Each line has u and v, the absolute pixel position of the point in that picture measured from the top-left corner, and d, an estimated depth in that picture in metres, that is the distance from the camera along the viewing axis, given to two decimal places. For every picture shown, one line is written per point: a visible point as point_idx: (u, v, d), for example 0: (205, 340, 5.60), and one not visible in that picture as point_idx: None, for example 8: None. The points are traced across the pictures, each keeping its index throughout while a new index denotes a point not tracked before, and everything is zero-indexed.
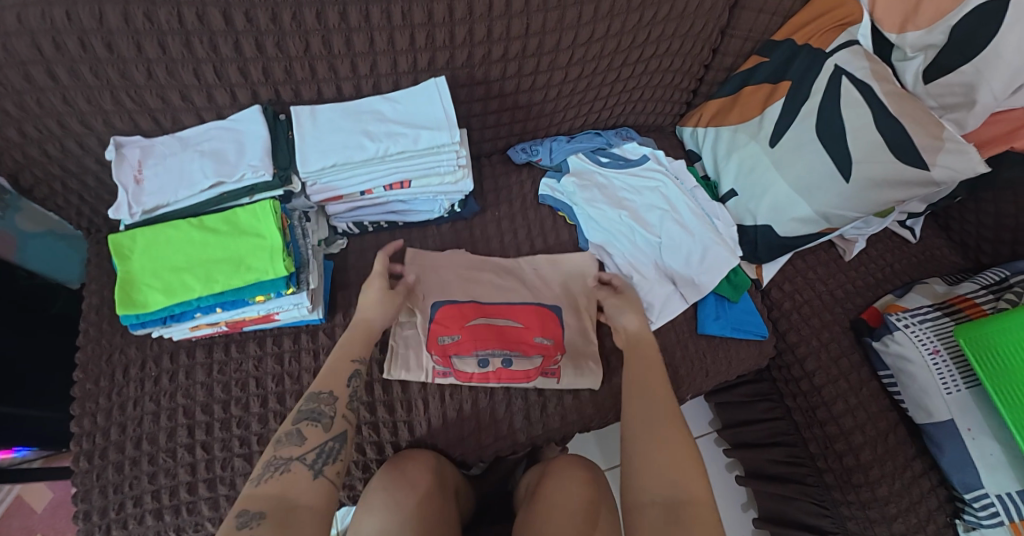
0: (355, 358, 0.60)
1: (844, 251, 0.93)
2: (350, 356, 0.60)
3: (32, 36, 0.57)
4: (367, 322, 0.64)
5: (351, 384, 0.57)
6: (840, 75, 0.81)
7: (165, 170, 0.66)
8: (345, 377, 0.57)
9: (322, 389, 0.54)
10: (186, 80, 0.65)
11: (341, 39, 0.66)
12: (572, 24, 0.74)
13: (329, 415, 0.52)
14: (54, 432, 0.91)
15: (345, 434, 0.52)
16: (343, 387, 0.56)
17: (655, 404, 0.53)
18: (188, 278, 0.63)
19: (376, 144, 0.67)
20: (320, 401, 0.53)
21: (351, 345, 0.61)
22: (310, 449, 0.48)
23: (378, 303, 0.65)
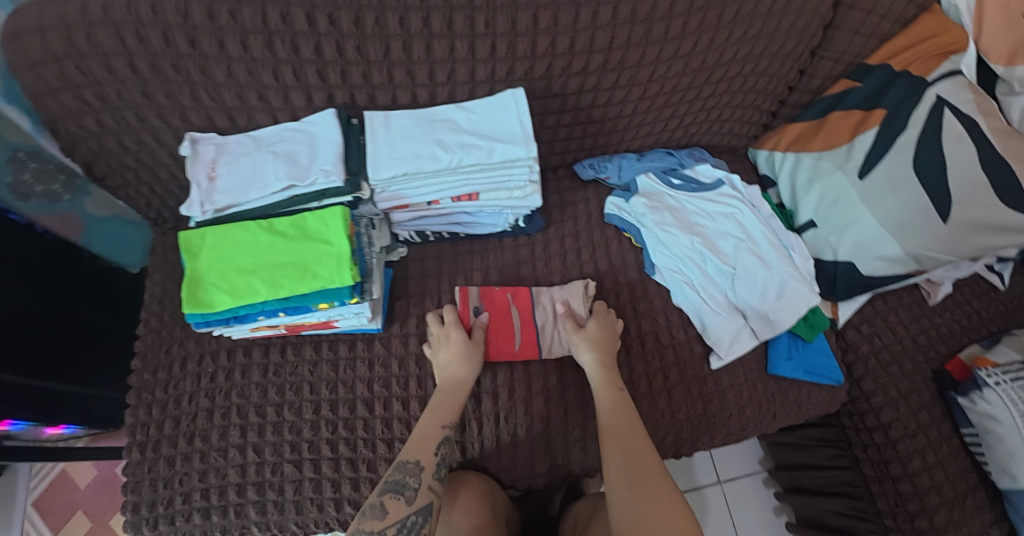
0: (445, 425, 0.62)
1: (929, 294, 0.86)
2: (439, 421, 0.62)
3: (116, 26, 0.59)
4: (455, 377, 0.66)
5: (439, 452, 0.60)
6: (942, 106, 0.75)
7: (238, 169, 0.65)
8: (435, 444, 0.60)
9: (411, 459, 0.58)
10: (265, 80, 0.64)
11: (422, 45, 0.64)
12: (658, 38, 0.71)
13: (413, 487, 0.55)
14: (90, 411, 1.03)
15: (428, 506, 0.55)
16: (430, 457, 0.59)
17: (631, 458, 0.55)
18: (251, 282, 0.62)
19: (448, 154, 0.65)
20: (410, 473, 0.56)
21: (438, 411, 0.63)
22: (390, 524, 0.51)
23: (460, 357, 0.66)
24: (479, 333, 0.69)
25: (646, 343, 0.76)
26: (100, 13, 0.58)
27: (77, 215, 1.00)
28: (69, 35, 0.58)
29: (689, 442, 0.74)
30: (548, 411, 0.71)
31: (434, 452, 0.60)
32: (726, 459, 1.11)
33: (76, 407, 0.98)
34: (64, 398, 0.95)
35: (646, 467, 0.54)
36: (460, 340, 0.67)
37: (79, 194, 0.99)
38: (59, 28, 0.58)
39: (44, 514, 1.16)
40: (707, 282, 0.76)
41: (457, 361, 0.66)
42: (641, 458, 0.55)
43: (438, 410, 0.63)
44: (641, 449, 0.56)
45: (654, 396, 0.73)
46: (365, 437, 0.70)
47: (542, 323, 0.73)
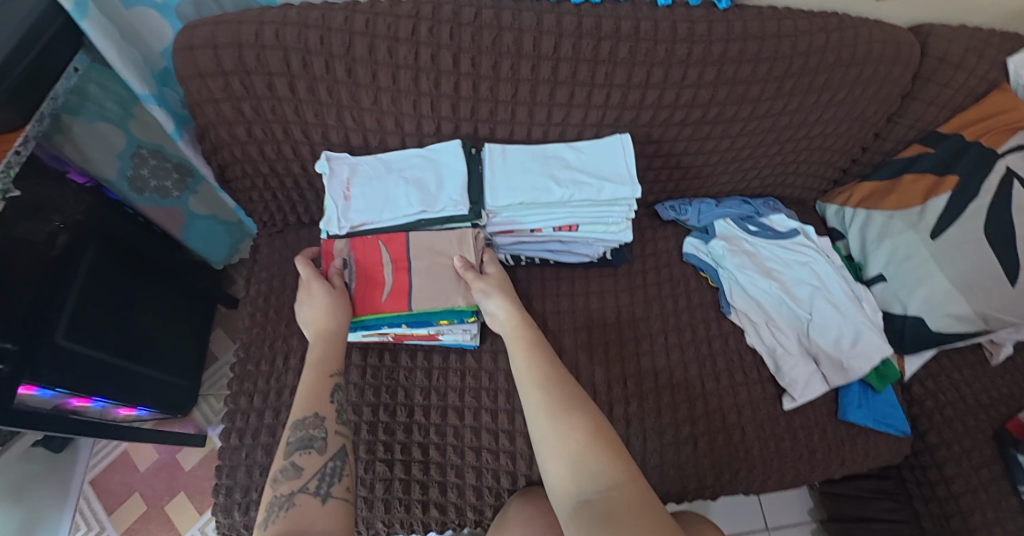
0: (333, 372, 0.60)
1: (991, 354, 0.89)
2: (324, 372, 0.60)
3: (285, 51, 0.66)
4: (322, 329, 0.63)
5: (335, 399, 0.59)
6: (1012, 177, 0.81)
7: (371, 191, 0.71)
8: (327, 394, 0.59)
9: (307, 414, 0.56)
10: (404, 108, 0.72)
11: (546, 90, 0.71)
12: (753, 98, 0.77)
13: (320, 437, 0.55)
14: (162, 395, 1.08)
15: (342, 450, 0.55)
16: (328, 405, 0.58)
17: (539, 397, 0.54)
18: (371, 292, 0.68)
19: (561, 189, 0.71)
20: (310, 427, 0.55)
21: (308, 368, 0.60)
22: (310, 478, 0.51)
23: (326, 307, 0.64)
24: (339, 282, 0.67)
25: (721, 378, 0.79)
26: (274, 39, 0.65)
27: (179, 211, 1.05)
28: (243, 53, 0.66)
29: (760, 479, 0.76)
30: (628, 436, 0.75)
31: (329, 401, 0.59)
32: (774, 503, 1.12)
33: (148, 390, 1.03)
34: (144, 381, 1.00)
35: (576, 414, 0.51)
36: (321, 292, 0.64)
37: (187, 191, 1.04)
38: (234, 48, 0.65)
39: (101, 492, 1.16)
40: (782, 325, 0.81)
41: (320, 310, 0.63)
42: (570, 397, 0.53)
43: (310, 362, 0.61)
44: (562, 388, 0.54)
45: (727, 431, 0.76)
46: (454, 443, 0.74)
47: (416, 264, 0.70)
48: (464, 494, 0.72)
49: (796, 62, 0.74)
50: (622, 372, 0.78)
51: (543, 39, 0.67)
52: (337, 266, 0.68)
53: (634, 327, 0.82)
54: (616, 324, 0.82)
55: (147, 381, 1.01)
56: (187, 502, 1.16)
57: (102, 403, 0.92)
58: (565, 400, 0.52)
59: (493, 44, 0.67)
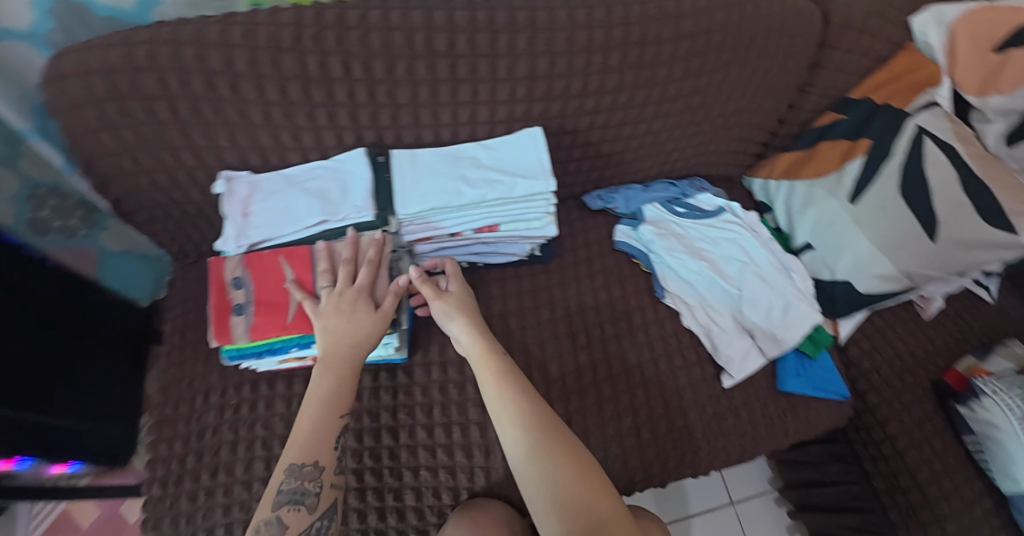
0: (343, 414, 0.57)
1: (923, 309, 0.90)
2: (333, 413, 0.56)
3: (159, 72, 0.61)
4: (352, 358, 0.58)
5: (337, 443, 0.57)
6: (922, 135, 0.82)
7: (271, 206, 0.69)
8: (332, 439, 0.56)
9: (306, 462, 0.53)
10: (299, 121, 0.68)
11: (448, 89, 0.69)
12: (662, 80, 0.76)
13: (313, 491, 0.53)
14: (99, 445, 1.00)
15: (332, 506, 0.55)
16: (330, 451, 0.56)
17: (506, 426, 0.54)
18: (273, 318, 0.63)
19: (473, 190, 0.69)
20: (306, 478, 0.53)
21: (312, 407, 0.56)
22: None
23: (344, 327, 0.58)
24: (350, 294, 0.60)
25: (660, 365, 0.78)
26: (145, 60, 0.60)
27: (91, 249, 1.01)
28: (110, 78, 0.60)
29: (706, 461, 0.76)
30: None
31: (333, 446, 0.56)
32: (736, 478, 1.13)
33: (81, 446, 0.96)
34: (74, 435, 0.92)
35: (549, 443, 0.52)
36: (356, 316, 0.59)
37: (95, 228, 0.99)
38: (99, 72, 0.60)
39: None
40: (718, 306, 0.80)
41: (340, 335, 0.57)
42: (535, 416, 0.54)
43: (317, 397, 0.56)
44: (536, 411, 0.55)
45: (670, 417, 0.76)
46: (391, 465, 0.71)
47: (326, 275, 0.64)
48: (405, 517, 0.69)
49: (700, 40, 0.73)
50: (560, 369, 0.77)
51: (435, 36, 0.64)
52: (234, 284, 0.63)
53: (569, 323, 0.80)
54: (550, 321, 0.80)
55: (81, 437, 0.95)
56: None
57: (28, 463, 0.87)
58: (538, 423, 0.54)
59: (383, 46, 0.64)
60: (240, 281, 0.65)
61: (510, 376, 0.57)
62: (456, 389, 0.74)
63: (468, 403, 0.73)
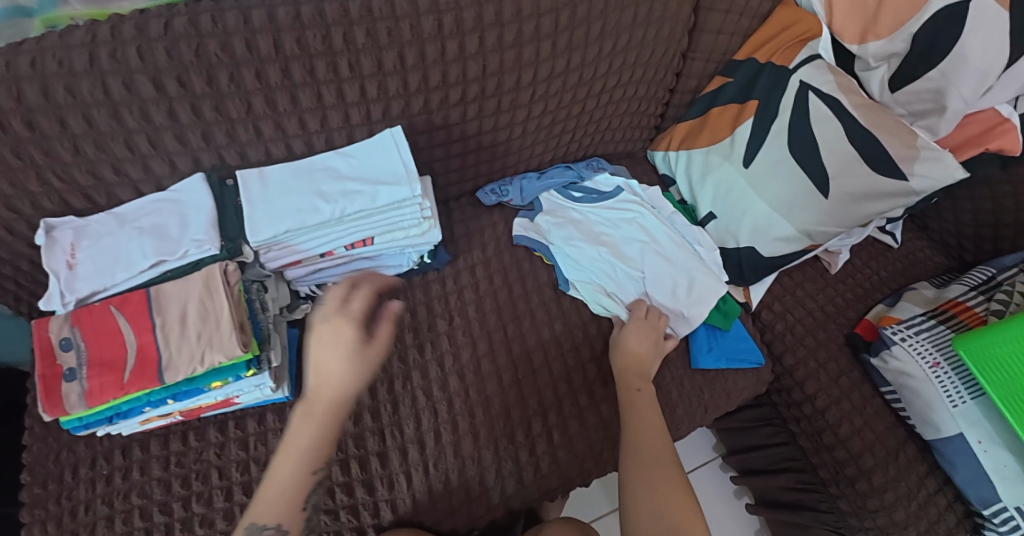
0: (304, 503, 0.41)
1: (830, 264, 0.90)
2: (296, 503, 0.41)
3: None
4: (332, 392, 0.40)
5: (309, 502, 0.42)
6: (806, 91, 0.79)
7: (101, 251, 0.60)
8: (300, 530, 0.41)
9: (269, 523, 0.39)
10: (119, 152, 0.60)
11: (286, 96, 0.62)
12: (531, 60, 0.71)
13: None
14: None
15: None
16: (298, 513, 0.41)
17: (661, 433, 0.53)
18: (109, 379, 0.55)
19: (330, 205, 0.62)
20: None
21: (287, 481, 0.40)
22: None
23: (345, 364, 0.41)
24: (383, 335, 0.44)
25: (568, 361, 0.75)
26: None
27: None
28: None
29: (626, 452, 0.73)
30: (480, 450, 0.69)
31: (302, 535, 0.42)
32: (682, 452, 1.11)
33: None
34: None
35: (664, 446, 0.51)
36: (350, 343, 0.41)
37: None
38: None
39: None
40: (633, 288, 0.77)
41: (337, 363, 0.40)
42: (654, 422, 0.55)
43: (297, 448, 0.40)
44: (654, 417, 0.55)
45: (582, 414, 0.72)
46: None
47: (163, 322, 0.57)
48: None
49: (564, 14, 0.68)
50: (463, 381, 0.72)
51: (257, 39, 0.57)
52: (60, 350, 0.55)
53: (470, 330, 0.75)
54: (449, 331, 0.75)
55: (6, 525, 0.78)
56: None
57: None
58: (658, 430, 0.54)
59: (197, 57, 0.56)
60: (66, 341, 0.56)
61: (632, 377, 0.63)
62: (351, 421, 0.69)
63: (365, 433, 0.68)
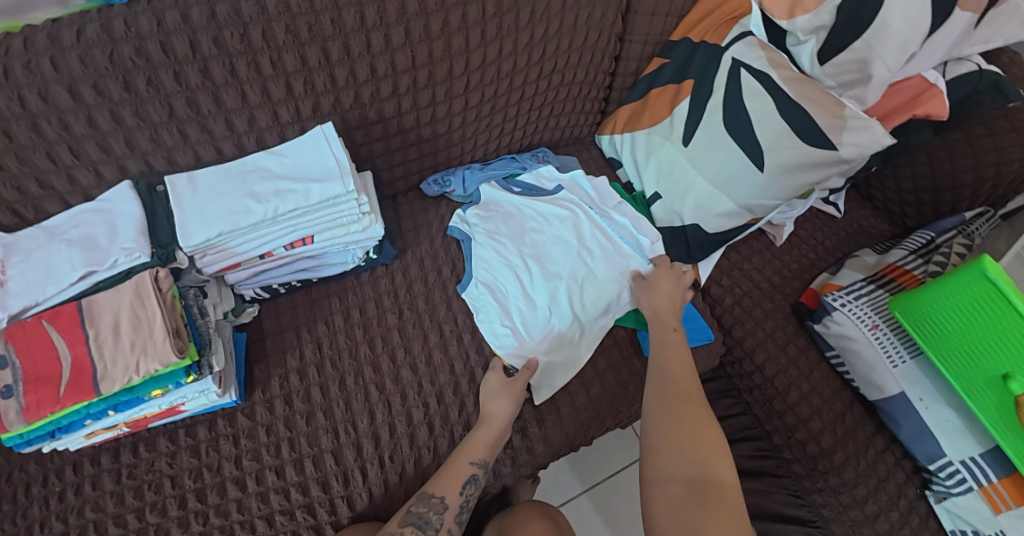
0: (474, 460, 0.62)
1: (775, 237, 0.92)
2: (469, 457, 0.62)
3: None
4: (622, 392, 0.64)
5: (464, 491, 0.60)
6: (738, 68, 0.81)
7: (32, 266, 0.60)
8: (460, 484, 0.60)
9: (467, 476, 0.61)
10: (41, 164, 0.59)
11: (209, 98, 0.61)
12: (462, 50, 0.71)
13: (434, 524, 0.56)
14: None
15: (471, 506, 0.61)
16: (467, 469, 0.61)
17: (690, 420, 0.51)
18: (45, 393, 0.55)
19: (261, 206, 0.62)
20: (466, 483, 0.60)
21: (476, 445, 0.63)
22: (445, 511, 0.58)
23: (670, 293, 0.73)
24: (667, 284, 0.74)
25: None
26: None
27: None
28: None
29: (583, 431, 0.75)
30: (435, 439, 0.69)
31: (459, 491, 0.59)
32: None
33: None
34: None
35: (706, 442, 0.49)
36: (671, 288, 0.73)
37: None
38: None
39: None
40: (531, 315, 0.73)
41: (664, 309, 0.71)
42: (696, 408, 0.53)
43: (500, 416, 0.65)
44: (693, 405, 0.54)
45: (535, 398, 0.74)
46: (242, 518, 0.63)
47: (98, 333, 0.57)
48: None
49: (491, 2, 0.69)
50: (416, 372, 0.73)
51: (172, 41, 0.56)
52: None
53: (421, 323, 0.76)
54: (399, 324, 0.76)
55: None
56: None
57: None
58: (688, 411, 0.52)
59: (111, 62, 0.55)
60: None
61: (683, 384, 0.57)
62: (304, 420, 0.69)
63: (319, 432, 0.68)
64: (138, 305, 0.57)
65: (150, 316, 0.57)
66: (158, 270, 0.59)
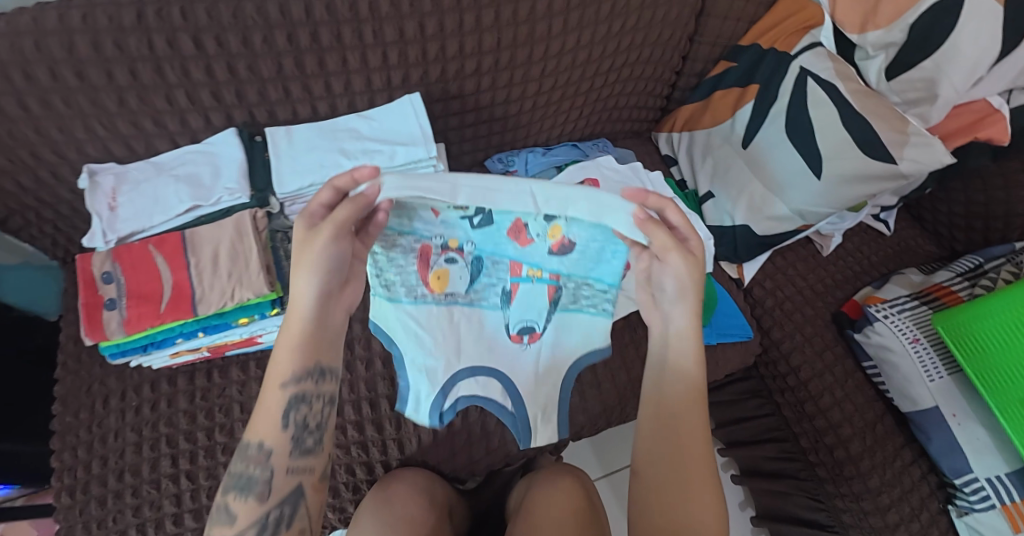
0: (286, 382, 0.44)
1: (822, 247, 0.94)
2: (278, 379, 0.43)
3: None
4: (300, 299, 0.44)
5: (288, 422, 0.44)
6: (805, 77, 0.83)
7: (141, 196, 0.65)
8: (280, 413, 0.44)
9: (305, 372, 0.44)
10: (159, 105, 0.64)
11: (314, 59, 0.66)
12: (544, 36, 0.75)
13: (261, 479, 0.42)
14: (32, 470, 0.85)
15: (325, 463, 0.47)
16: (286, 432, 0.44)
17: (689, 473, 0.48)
18: (147, 309, 0.61)
19: (351, 161, 0.68)
20: (292, 412, 0.44)
21: (264, 413, 0.44)
22: (262, 508, 0.41)
23: (690, 271, 0.49)
24: (662, 237, 0.47)
25: None
26: None
27: None
28: None
29: (619, 408, 0.79)
30: (482, 397, 0.74)
31: (280, 422, 0.44)
32: None
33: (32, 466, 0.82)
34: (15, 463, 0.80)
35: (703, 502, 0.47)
36: (680, 266, 0.49)
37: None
38: None
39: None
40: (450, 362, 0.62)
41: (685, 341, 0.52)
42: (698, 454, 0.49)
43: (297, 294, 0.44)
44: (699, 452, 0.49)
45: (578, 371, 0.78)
46: None
47: (196, 260, 0.63)
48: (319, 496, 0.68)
49: None
50: None
51: (291, 4, 0.61)
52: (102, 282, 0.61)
53: None
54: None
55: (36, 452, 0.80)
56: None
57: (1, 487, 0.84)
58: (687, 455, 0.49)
59: (235, 18, 0.60)
60: (108, 275, 0.62)
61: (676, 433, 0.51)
62: (364, 365, 0.74)
63: (376, 378, 0.74)
64: (236, 238, 0.64)
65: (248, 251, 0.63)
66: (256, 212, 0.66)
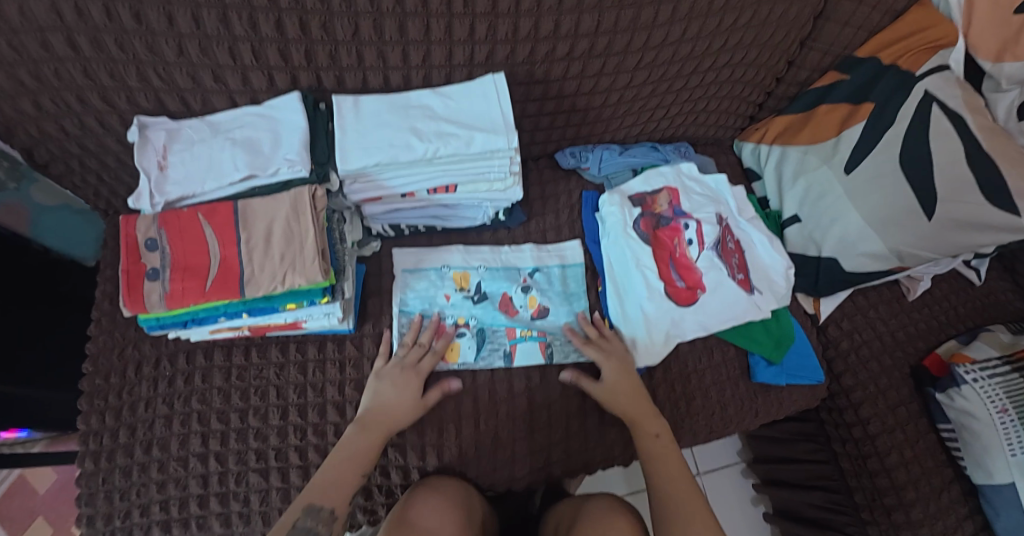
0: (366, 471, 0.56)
1: (908, 290, 0.86)
2: (362, 468, 0.55)
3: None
4: (391, 422, 0.59)
5: (351, 500, 0.53)
6: (930, 102, 0.74)
7: (193, 158, 0.60)
8: (351, 490, 0.53)
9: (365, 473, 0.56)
10: (221, 59, 0.58)
11: (394, 24, 0.59)
12: (648, 24, 0.67)
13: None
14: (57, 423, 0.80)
15: None
16: (344, 504, 0.52)
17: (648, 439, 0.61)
18: (191, 285, 0.55)
19: (423, 144, 0.61)
20: (321, 522, 0.49)
21: (341, 468, 0.54)
22: None
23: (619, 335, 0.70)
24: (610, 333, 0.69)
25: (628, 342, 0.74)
26: None
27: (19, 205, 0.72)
28: None
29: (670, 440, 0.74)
30: (532, 411, 0.69)
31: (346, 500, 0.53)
32: (705, 452, 1.11)
33: (59, 418, 0.79)
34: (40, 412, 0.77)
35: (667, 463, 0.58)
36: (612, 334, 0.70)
37: (24, 180, 0.71)
38: None
39: None
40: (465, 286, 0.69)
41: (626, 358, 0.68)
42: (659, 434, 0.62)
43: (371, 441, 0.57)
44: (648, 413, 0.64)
45: None
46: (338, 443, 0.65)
47: (247, 237, 0.58)
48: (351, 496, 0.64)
49: None
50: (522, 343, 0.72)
51: None
52: (144, 249, 0.56)
53: None
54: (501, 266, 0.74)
55: (66, 406, 0.77)
56: (45, 529, 0.98)
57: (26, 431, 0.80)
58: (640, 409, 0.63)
59: None
60: (151, 242, 0.57)
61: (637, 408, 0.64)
62: None
63: None
64: (291, 217, 0.58)
65: (303, 229, 0.58)
66: (314, 188, 0.59)
